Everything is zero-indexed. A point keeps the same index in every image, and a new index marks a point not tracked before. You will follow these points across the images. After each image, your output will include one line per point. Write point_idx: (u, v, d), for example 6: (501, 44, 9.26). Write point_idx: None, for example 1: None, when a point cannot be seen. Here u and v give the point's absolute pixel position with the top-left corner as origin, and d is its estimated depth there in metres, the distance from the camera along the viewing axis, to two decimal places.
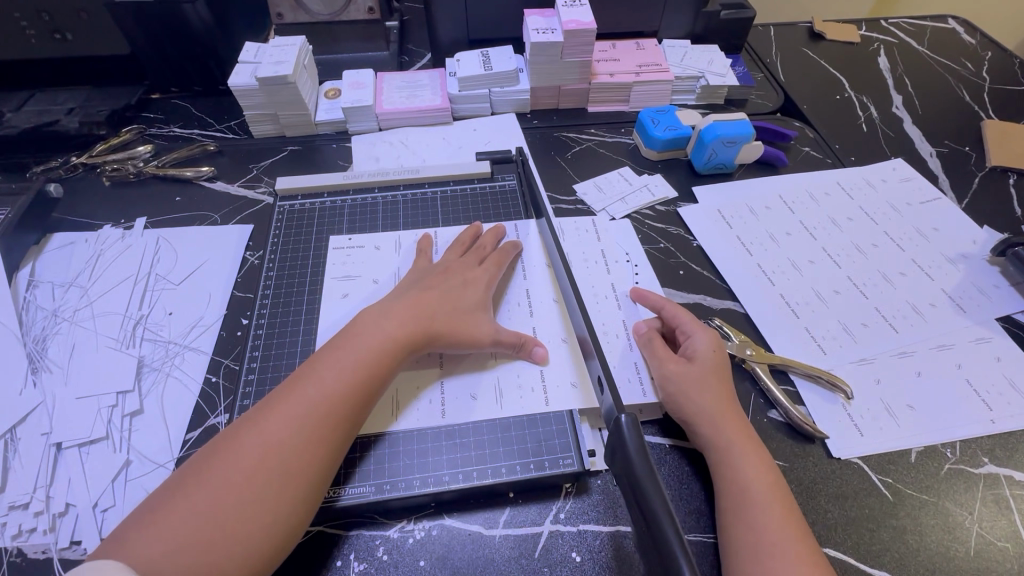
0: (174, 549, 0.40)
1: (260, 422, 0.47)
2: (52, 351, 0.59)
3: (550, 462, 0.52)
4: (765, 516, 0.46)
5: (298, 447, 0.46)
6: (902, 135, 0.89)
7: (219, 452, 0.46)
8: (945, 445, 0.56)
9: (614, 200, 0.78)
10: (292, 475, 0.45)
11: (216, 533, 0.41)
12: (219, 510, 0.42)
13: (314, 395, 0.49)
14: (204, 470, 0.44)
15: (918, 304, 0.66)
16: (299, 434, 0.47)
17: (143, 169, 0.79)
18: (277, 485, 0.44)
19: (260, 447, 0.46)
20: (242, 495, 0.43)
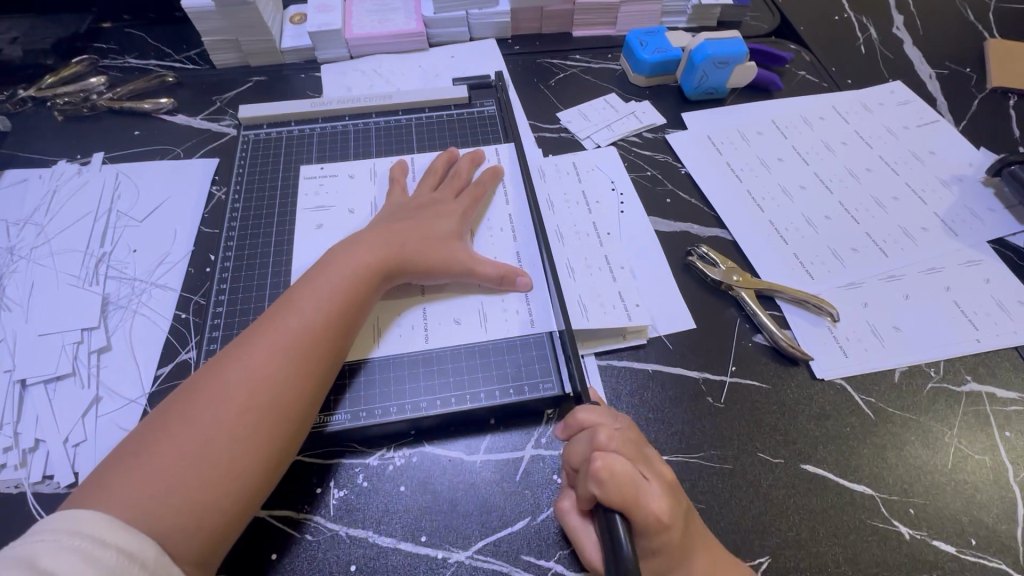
0: (164, 490, 0.39)
1: (241, 358, 0.45)
2: (10, 290, 0.57)
3: (530, 387, 0.51)
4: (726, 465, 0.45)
5: (285, 381, 0.45)
6: (901, 57, 0.85)
7: (199, 391, 0.44)
8: (929, 365, 0.55)
9: (600, 128, 0.74)
10: (283, 409, 0.44)
11: (207, 471, 0.40)
12: (209, 447, 0.41)
13: (297, 330, 0.47)
14: (185, 408, 0.42)
15: (910, 228, 0.65)
16: (284, 369, 0.45)
17: (97, 102, 0.74)
18: (267, 421, 0.43)
19: (243, 382, 0.44)
20: (231, 432, 0.42)
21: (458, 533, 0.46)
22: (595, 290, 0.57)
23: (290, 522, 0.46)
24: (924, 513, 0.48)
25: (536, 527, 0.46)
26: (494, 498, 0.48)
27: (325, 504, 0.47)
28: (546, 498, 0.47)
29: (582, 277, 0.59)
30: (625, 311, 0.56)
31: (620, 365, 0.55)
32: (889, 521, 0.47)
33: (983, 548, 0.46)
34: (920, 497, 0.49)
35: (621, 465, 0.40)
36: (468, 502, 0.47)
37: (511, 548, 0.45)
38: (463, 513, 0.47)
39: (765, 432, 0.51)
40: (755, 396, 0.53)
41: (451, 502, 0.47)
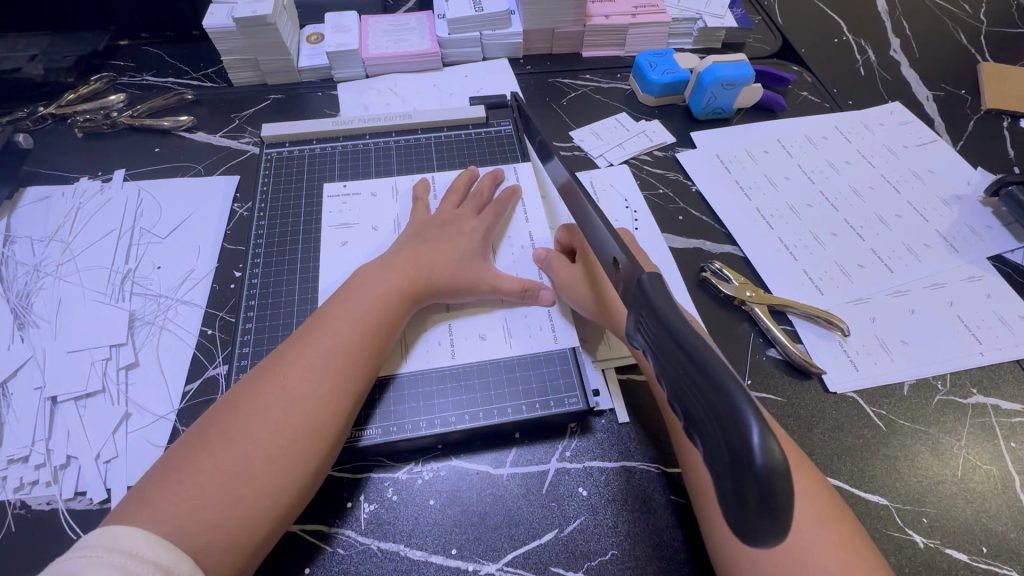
0: (201, 505, 0.39)
1: (277, 376, 0.46)
2: (38, 307, 0.57)
3: (556, 402, 0.52)
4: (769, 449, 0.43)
5: (319, 400, 0.46)
6: (899, 79, 0.88)
7: (235, 409, 0.45)
8: (936, 378, 0.58)
9: (612, 146, 0.76)
10: (317, 427, 0.45)
11: (242, 488, 0.41)
12: (245, 463, 0.42)
13: (330, 349, 0.48)
14: (222, 425, 0.43)
15: (913, 245, 0.67)
16: (318, 388, 0.46)
17: (117, 119, 0.75)
18: (302, 439, 0.44)
19: (279, 400, 0.45)
20: (266, 450, 0.43)
21: (487, 545, 0.47)
22: None
23: (322, 536, 0.47)
24: (937, 522, 0.50)
25: (563, 539, 0.47)
26: (522, 511, 0.49)
27: (356, 518, 0.48)
28: (572, 511, 0.49)
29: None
30: None
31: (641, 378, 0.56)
32: (905, 530, 0.49)
33: (994, 556, 0.48)
34: (932, 507, 0.50)
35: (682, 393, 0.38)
36: (496, 515, 0.48)
37: (540, 560, 0.46)
38: (491, 526, 0.48)
39: None
40: (770, 409, 0.55)
41: (480, 515, 0.48)
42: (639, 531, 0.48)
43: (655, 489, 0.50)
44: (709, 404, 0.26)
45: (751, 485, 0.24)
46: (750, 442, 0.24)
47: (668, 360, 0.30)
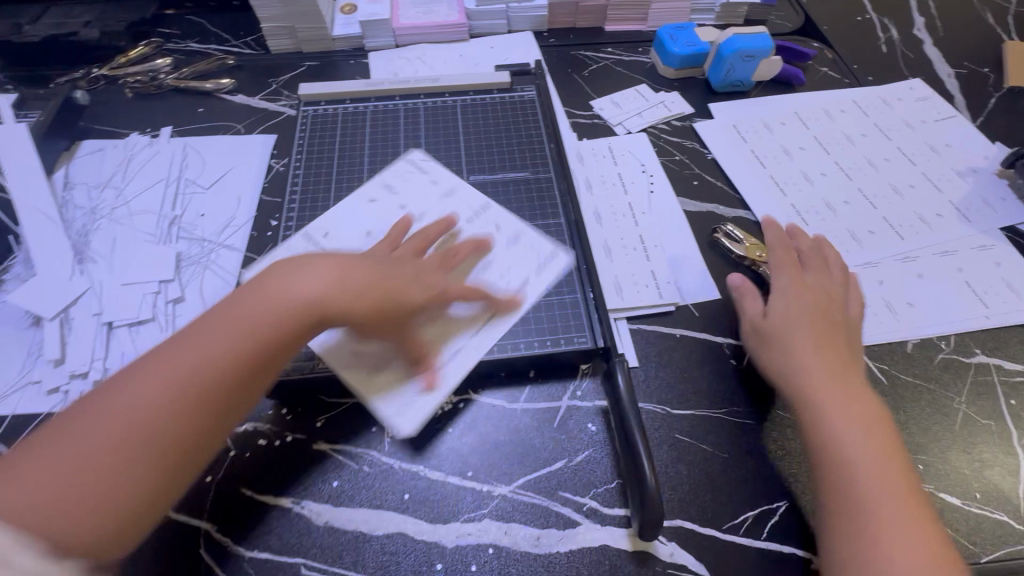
0: (64, 469, 0.37)
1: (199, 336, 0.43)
2: (95, 244, 0.62)
3: (566, 340, 0.55)
4: (850, 461, 0.46)
5: (212, 363, 0.42)
6: (920, 56, 0.88)
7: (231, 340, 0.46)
8: (939, 337, 0.59)
9: (631, 115, 0.79)
10: (200, 394, 0.41)
11: (95, 462, 0.37)
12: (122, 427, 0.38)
13: (253, 309, 0.44)
14: (202, 337, 0.43)
15: (924, 214, 0.68)
16: (216, 351, 0.42)
17: (164, 81, 0.80)
18: (186, 404, 0.40)
19: (187, 361, 0.41)
20: (153, 415, 0.39)
21: (501, 469, 0.51)
22: (628, 270, 0.62)
23: (349, 454, 0.51)
24: (932, 469, 0.52)
25: (572, 467, 0.51)
26: (533, 441, 0.52)
27: (380, 441, 0.52)
28: (581, 443, 0.52)
29: (618, 258, 0.63)
30: (656, 290, 0.61)
31: (651, 328, 0.59)
32: None
33: (987, 501, 0.50)
34: (929, 455, 0.52)
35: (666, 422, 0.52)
36: (510, 444, 0.52)
37: (549, 485, 0.50)
38: (505, 452, 0.51)
39: None
40: None
41: (494, 443, 0.52)
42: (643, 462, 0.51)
43: (659, 428, 0.53)
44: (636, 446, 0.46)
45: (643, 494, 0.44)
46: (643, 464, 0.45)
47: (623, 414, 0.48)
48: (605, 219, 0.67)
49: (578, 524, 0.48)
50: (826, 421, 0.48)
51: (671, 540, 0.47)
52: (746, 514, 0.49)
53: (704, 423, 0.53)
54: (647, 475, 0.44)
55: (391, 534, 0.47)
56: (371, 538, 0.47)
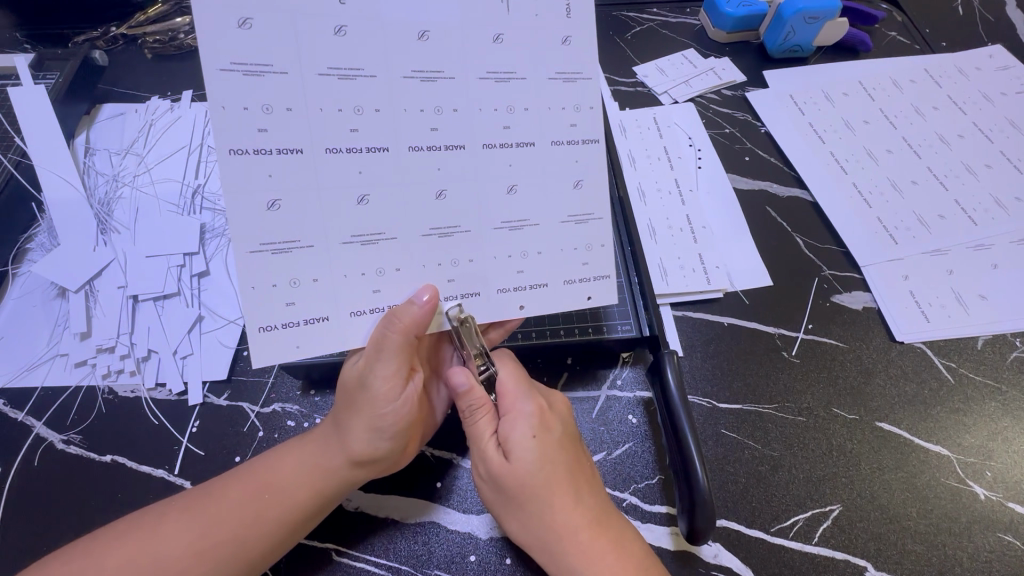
0: (199, 535, 0.40)
1: (319, 439, 0.44)
2: (118, 214, 0.60)
3: (608, 328, 0.51)
4: (547, 502, 0.39)
5: (306, 473, 0.42)
6: (1002, 20, 0.80)
7: (194, 515, 0.40)
8: (1014, 335, 0.55)
9: (678, 83, 0.73)
10: (277, 511, 0.41)
11: (205, 544, 0.39)
12: (230, 516, 0.41)
13: (310, 465, 0.43)
14: (248, 466, 0.44)
15: (1002, 197, 0.62)
16: (316, 469, 0.42)
17: (184, 41, 0.75)
18: (250, 520, 0.41)
19: (292, 471, 0.43)
20: (253, 514, 0.41)
21: None
22: (674, 252, 0.58)
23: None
24: (1001, 477, 0.48)
25: (611, 461, 0.48)
26: None
27: None
28: (621, 436, 0.49)
29: (662, 239, 0.59)
30: (704, 274, 0.57)
31: (697, 316, 0.56)
32: (965, 481, 0.48)
33: None
34: (998, 463, 0.48)
35: (548, 419, 0.41)
36: None
37: None
38: None
39: (843, 390, 0.52)
40: (830, 353, 0.54)
41: None
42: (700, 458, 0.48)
43: (705, 423, 0.50)
44: (679, 450, 0.44)
45: (695, 504, 0.41)
46: (695, 476, 0.42)
47: (669, 417, 0.46)
48: (649, 197, 0.62)
49: None
50: (486, 446, 0.41)
51: (716, 542, 0.45)
52: (796, 517, 0.46)
53: (750, 420, 0.50)
54: (698, 483, 0.42)
55: (423, 523, 0.46)
56: (403, 527, 0.45)
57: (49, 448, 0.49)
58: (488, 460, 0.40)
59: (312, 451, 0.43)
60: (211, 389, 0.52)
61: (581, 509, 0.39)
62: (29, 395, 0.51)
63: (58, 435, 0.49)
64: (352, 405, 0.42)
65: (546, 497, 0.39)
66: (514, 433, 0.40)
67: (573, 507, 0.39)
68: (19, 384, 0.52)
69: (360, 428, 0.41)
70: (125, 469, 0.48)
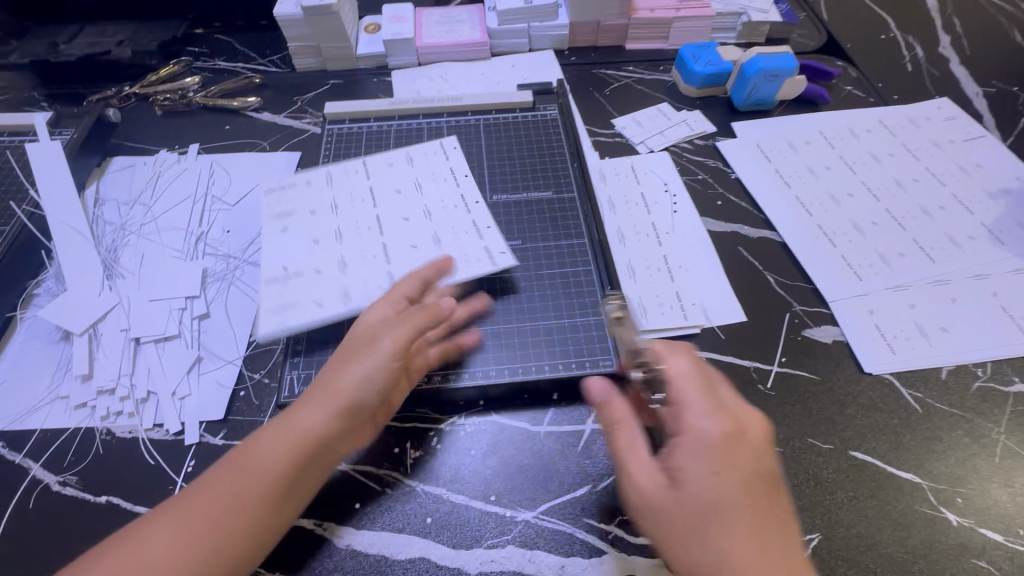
0: (193, 534, 0.41)
1: (300, 416, 0.46)
2: (124, 260, 0.63)
3: (591, 363, 0.55)
4: (698, 526, 0.38)
5: (291, 454, 0.44)
6: (948, 75, 0.87)
7: (175, 523, 0.41)
8: (976, 365, 0.58)
9: (653, 134, 0.78)
10: (270, 496, 0.43)
11: (200, 542, 0.40)
12: (222, 509, 0.42)
13: (295, 446, 0.45)
14: (233, 460, 0.45)
15: (956, 236, 0.67)
16: (303, 450, 0.45)
17: (192, 99, 0.81)
18: (246, 509, 0.42)
19: (277, 453, 0.44)
20: (244, 503, 0.42)
21: (525, 495, 0.50)
22: (653, 291, 0.62)
23: (394, 430, 0.53)
24: (973, 503, 0.50)
25: (597, 494, 0.50)
26: (558, 465, 0.51)
27: (402, 462, 0.51)
28: (606, 469, 0.51)
29: (641, 278, 0.63)
30: (682, 312, 0.60)
31: None
32: (938, 508, 0.49)
33: None
34: (968, 488, 0.50)
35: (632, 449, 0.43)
36: (533, 468, 0.51)
37: (575, 511, 0.49)
38: (529, 477, 0.51)
39: (817, 420, 0.54)
40: (805, 385, 0.56)
41: (519, 467, 0.51)
42: None
43: None
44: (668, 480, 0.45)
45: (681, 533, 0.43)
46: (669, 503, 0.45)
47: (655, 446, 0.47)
48: (628, 237, 0.67)
49: (604, 553, 0.47)
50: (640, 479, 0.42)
51: None
52: None
53: None
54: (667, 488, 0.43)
55: (414, 559, 0.46)
56: (393, 564, 0.46)
57: (46, 490, 0.49)
58: (648, 491, 0.41)
59: (295, 426, 0.45)
60: (207, 429, 0.53)
61: (755, 543, 0.37)
62: (28, 437, 0.52)
63: (55, 476, 0.50)
64: (351, 352, 0.49)
65: (727, 530, 0.38)
66: (687, 466, 0.40)
67: (753, 545, 0.37)
68: (19, 427, 0.53)
69: (352, 388, 0.47)
70: (120, 509, 0.49)
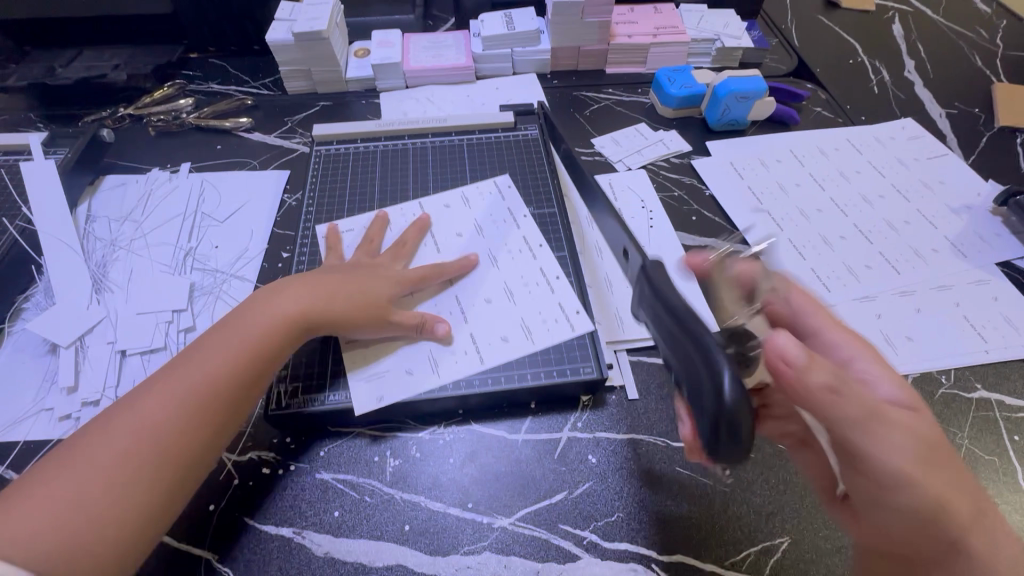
0: (134, 432, 0.43)
1: (244, 326, 0.50)
2: (112, 274, 0.65)
3: (571, 371, 0.56)
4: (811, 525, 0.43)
5: (229, 360, 0.48)
6: (912, 97, 0.92)
7: (114, 433, 0.43)
8: (940, 373, 0.59)
9: (630, 153, 0.81)
10: (210, 399, 0.46)
11: (142, 439, 0.43)
12: (163, 408, 0.45)
13: (233, 353, 0.48)
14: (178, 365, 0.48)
15: (921, 249, 0.69)
16: (244, 358, 0.49)
17: (186, 120, 0.83)
18: (188, 411, 0.45)
19: (221, 357, 0.48)
20: (183, 404, 0.45)
21: (502, 501, 0.51)
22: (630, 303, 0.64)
23: (374, 439, 0.54)
24: None
25: (572, 500, 0.51)
26: (534, 473, 0.52)
27: (381, 470, 0.52)
28: (582, 476, 0.52)
29: (619, 291, 0.65)
30: None
31: (652, 361, 0.60)
32: None
33: None
34: None
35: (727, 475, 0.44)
36: (510, 475, 0.52)
37: (550, 517, 0.50)
38: (506, 484, 0.52)
39: None
40: None
41: (495, 474, 0.52)
42: (660, 500, 0.51)
43: (662, 461, 0.53)
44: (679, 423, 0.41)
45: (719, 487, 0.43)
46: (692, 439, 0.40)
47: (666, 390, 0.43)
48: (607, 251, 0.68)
49: (579, 558, 0.48)
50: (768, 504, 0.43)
51: None
52: (747, 551, 0.48)
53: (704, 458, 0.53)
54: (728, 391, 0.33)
55: (390, 566, 0.47)
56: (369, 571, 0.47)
57: None
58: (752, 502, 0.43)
59: (242, 336, 0.50)
60: None
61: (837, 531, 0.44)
62: (11, 448, 0.53)
63: None
64: (311, 280, 0.56)
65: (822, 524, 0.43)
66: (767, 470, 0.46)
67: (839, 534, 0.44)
68: (3, 438, 0.53)
69: (304, 303, 0.53)
70: None
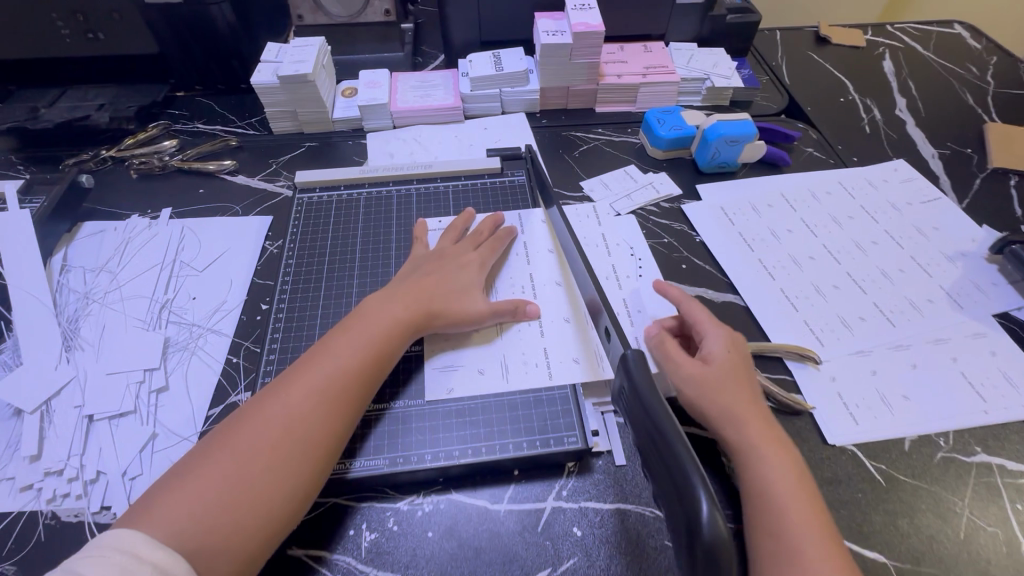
0: (258, 448, 0.46)
1: (343, 345, 0.54)
2: (84, 331, 0.63)
3: (556, 441, 0.54)
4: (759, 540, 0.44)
5: (338, 375, 0.51)
6: (904, 137, 0.91)
7: (239, 450, 0.45)
8: (938, 434, 0.57)
9: (619, 197, 0.80)
10: (326, 413, 0.49)
11: (268, 453, 0.46)
12: (284, 424, 0.47)
13: (334, 372, 0.51)
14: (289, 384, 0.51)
15: (916, 300, 0.68)
16: (349, 374, 0.52)
17: (168, 162, 0.82)
18: (304, 429, 0.48)
19: (327, 374, 0.51)
20: (302, 418, 0.48)
21: None
22: None
23: (349, 511, 0.52)
24: None
25: None
26: (517, 548, 0.50)
27: (356, 545, 0.50)
28: (566, 550, 0.50)
29: None
30: None
31: None
32: None
33: None
34: (932, 567, 0.49)
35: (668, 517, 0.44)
36: (491, 550, 0.50)
37: None
38: (486, 561, 0.49)
39: None
40: None
41: (475, 550, 0.50)
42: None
43: (651, 534, 0.50)
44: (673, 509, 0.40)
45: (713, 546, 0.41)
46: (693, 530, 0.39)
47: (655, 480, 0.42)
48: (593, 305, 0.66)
49: None
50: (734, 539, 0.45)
51: None
52: None
53: None
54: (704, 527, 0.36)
55: None
56: None
57: None
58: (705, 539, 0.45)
59: (343, 354, 0.53)
60: None
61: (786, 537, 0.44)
62: None
63: None
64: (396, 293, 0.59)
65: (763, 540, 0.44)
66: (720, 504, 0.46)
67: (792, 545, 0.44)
68: None
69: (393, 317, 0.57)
70: None
